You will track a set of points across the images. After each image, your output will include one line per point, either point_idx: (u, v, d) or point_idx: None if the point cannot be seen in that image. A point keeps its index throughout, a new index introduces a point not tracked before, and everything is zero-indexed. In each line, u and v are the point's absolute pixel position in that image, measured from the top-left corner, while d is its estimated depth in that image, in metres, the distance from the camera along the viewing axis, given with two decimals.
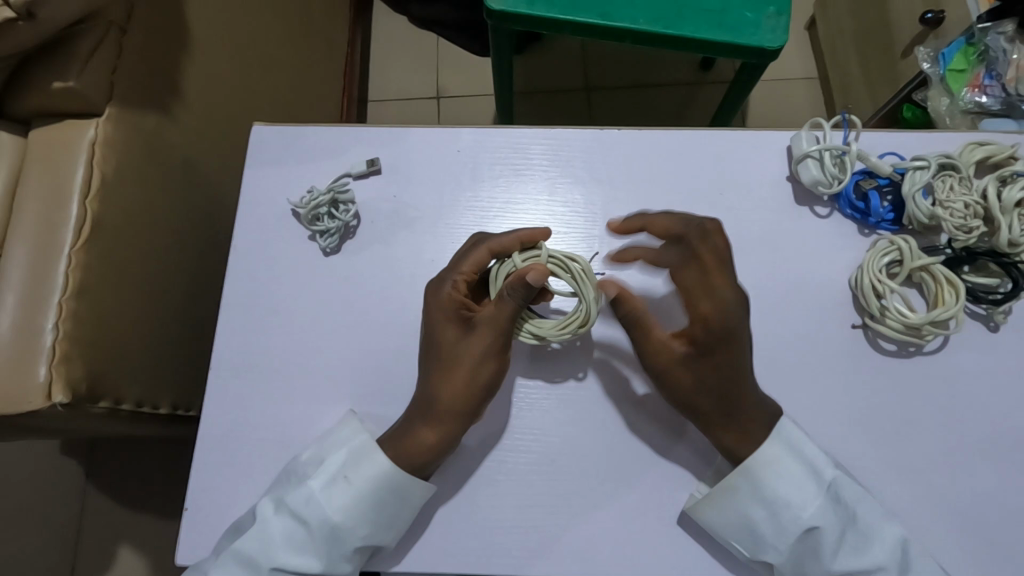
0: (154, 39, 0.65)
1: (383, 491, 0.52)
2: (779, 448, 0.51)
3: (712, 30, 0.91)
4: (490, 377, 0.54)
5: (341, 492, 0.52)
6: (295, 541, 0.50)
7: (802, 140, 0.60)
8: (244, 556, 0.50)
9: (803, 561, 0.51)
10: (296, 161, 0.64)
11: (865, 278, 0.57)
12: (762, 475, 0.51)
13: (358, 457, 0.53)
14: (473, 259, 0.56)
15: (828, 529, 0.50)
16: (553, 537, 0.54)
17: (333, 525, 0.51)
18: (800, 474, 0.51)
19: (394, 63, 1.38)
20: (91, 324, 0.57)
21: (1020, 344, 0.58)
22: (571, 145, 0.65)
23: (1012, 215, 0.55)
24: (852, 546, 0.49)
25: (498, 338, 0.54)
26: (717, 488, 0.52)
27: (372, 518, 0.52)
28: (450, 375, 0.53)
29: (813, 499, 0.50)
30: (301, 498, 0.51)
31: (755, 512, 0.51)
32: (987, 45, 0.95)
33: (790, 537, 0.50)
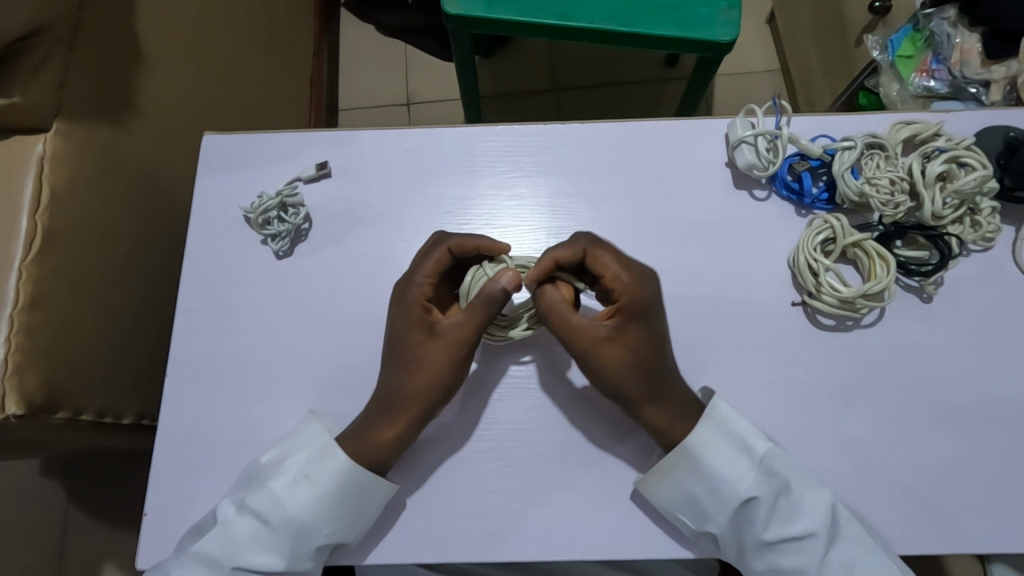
0: (101, 53, 0.66)
1: (345, 490, 0.53)
2: (711, 426, 0.54)
3: (665, 25, 0.93)
4: (454, 375, 0.55)
5: (304, 491, 0.52)
6: (258, 540, 0.51)
7: (737, 126, 0.63)
8: (205, 556, 0.51)
9: (740, 531, 0.53)
10: (248, 167, 0.66)
11: (800, 257, 0.58)
12: (699, 453, 0.53)
13: (320, 456, 0.54)
14: (437, 259, 0.57)
15: (762, 499, 0.51)
16: (509, 522, 0.55)
17: (296, 524, 0.52)
18: (732, 449, 0.53)
19: (362, 71, 1.40)
20: (45, 336, 0.58)
21: (951, 313, 0.60)
22: (517, 141, 0.66)
23: (935, 189, 0.57)
24: (784, 515, 0.51)
25: (461, 342, 0.55)
26: (660, 466, 0.53)
27: (336, 516, 0.53)
28: (413, 371, 0.55)
29: (746, 473, 0.53)
30: (264, 499, 0.52)
31: (695, 486, 0.53)
32: (931, 31, 1.00)
33: (727, 509, 0.52)
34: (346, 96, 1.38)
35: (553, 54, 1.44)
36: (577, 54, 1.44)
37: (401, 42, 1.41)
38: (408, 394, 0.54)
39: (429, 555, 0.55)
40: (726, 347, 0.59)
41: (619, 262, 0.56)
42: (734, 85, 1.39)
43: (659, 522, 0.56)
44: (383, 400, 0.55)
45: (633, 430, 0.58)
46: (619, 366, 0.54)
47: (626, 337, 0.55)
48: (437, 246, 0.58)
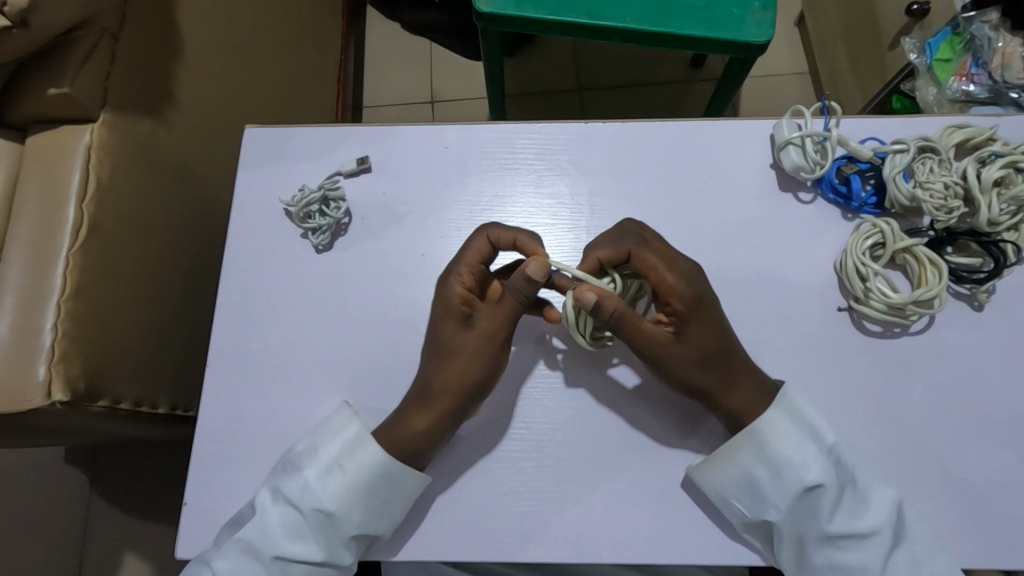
0: (146, 46, 0.67)
1: (375, 481, 0.53)
2: (783, 412, 0.52)
3: (699, 25, 0.92)
4: (488, 366, 0.54)
5: (335, 481, 0.52)
6: (294, 530, 0.52)
7: (783, 127, 0.61)
8: (244, 544, 0.51)
9: (800, 521, 0.51)
10: (287, 161, 0.66)
11: (848, 260, 0.57)
12: (766, 438, 0.52)
13: (352, 447, 0.54)
14: (477, 248, 0.56)
15: (830, 488, 0.50)
16: (547, 523, 0.55)
17: (328, 512, 0.52)
18: (802, 436, 0.52)
19: (387, 68, 1.40)
20: (88, 325, 0.58)
21: (1003, 322, 0.59)
22: (556, 137, 0.66)
23: (992, 194, 0.56)
24: (849, 508, 0.50)
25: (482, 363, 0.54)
26: (721, 449, 0.53)
27: (366, 506, 0.52)
28: (444, 379, 0.54)
29: (816, 459, 0.51)
30: (298, 487, 0.52)
31: (757, 471, 0.52)
32: (972, 34, 0.98)
33: (790, 496, 0.51)
34: (372, 94, 1.39)
35: (579, 54, 1.43)
36: (605, 54, 1.43)
37: (427, 40, 1.41)
38: (467, 396, 0.54)
39: (469, 553, 0.55)
40: (771, 351, 0.58)
41: (666, 265, 0.54)
42: (763, 89, 1.37)
43: (702, 528, 0.55)
44: (422, 386, 0.55)
45: (676, 433, 0.57)
46: (683, 361, 0.53)
47: (693, 332, 0.53)
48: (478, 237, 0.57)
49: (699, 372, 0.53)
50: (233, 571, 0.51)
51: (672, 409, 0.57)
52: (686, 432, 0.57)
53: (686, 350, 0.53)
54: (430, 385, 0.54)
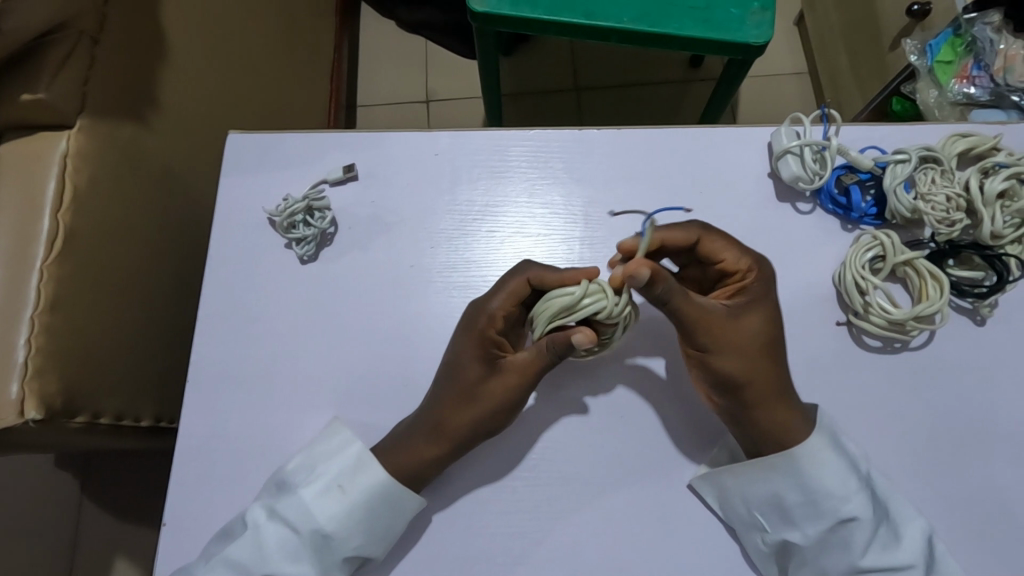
0: (126, 50, 0.65)
1: (377, 504, 0.51)
2: (825, 440, 0.51)
3: (697, 26, 0.91)
4: (490, 416, 0.52)
5: (334, 501, 0.51)
6: (289, 549, 0.49)
7: (781, 136, 0.59)
8: (233, 562, 0.49)
9: (829, 550, 0.50)
10: (272, 168, 0.64)
11: (847, 274, 0.56)
12: (807, 465, 0.50)
13: (354, 466, 0.52)
14: (512, 288, 0.54)
15: (867, 522, 0.49)
16: (538, 543, 0.53)
17: (325, 535, 0.50)
18: (843, 466, 0.50)
19: (381, 67, 1.38)
20: (64, 338, 0.56)
21: (1007, 336, 0.57)
22: (549, 144, 0.64)
23: (995, 207, 0.54)
24: (883, 543, 0.49)
25: (488, 414, 0.52)
26: (754, 465, 0.51)
27: (366, 529, 0.51)
28: (462, 412, 0.52)
29: (857, 491, 0.50)
30: (292, 507, 0.50)
31: (789, 494, 0.51)
32: (973, 36, 0.96)
33: (824, 524, 0.50)
34: (366, 93, 1.37)
35: (576, 53, 1.42)
36: (603, 53, 1.41)
37: (422, 38, 1.39)
38: (456, 406, 0.52)
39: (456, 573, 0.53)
40: None
41: (728, 250, 0.54)
42: (762, 89, 1.36)
43: (694, 546, 0.53)
44: (466, 405, 0.52)
45: (669, 448, 0.55)
46: (744, 345, 0.51)
47: (747, 319, 0.52)
48: (516, 275, 0.54)
49: (755, 359, 0.51)
50: None
51: (667, 424, 0.56)
52: (679, 447, 0.55)
53: (740, 336, 0.51)
54: (431, 410, 0.53)
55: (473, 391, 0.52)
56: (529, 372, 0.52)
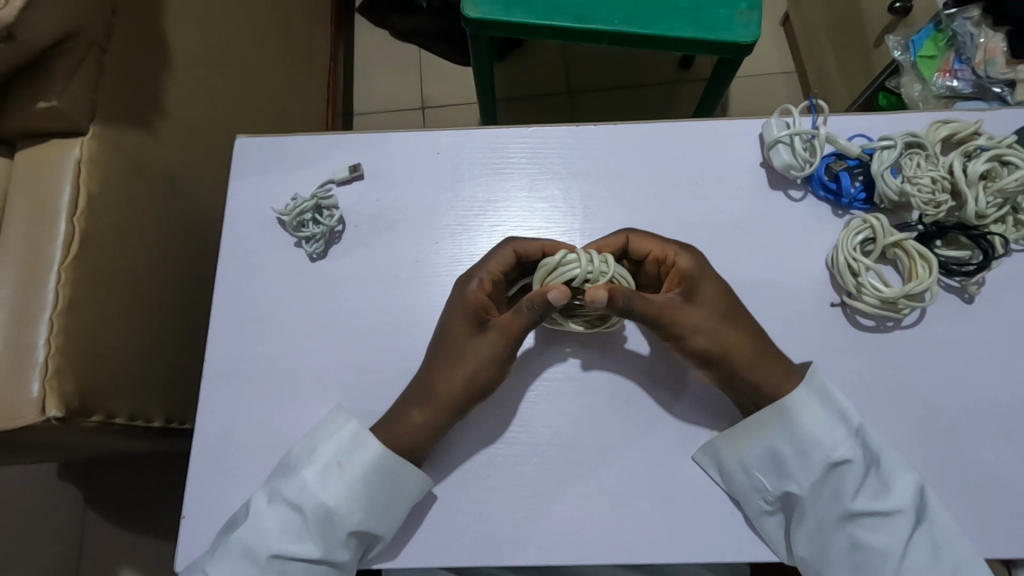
0: (134, 59, 0.66)
1: (376, 479, 0.54)
2: (812, 392, 0.54)
3: (687, 27, 0.93)
4: (472, 385, 0.54)
5: (335, 479, 0.53)
6: (291, 530, 0.52)
7: (771, 126, 0.62)
8: (243, 547, 0.51)
9: (824, 499, 0.53)
10: (279, 170, 0.66)
11: (840, 256, 0.58)
12: (796, 416, 0.54)
13: (351, 446, 0.54)
14: (500, 256, 0.57)
15: (856, 467, 0.52)
16: (547, 527, 0.55)
17: (331, 512, 0.52)
18: (831, 418, 0.54)
19: (377, 75, 1.40)
20: (81, 339, 0.58)
21: (994, 314, 0.59)
22: (547, 141, 0.66)
23: (978, 188, 0.56)
24: (873, 489, 0.52)
25: (466, 378, 0.54)
26: (749, 424, 0.55)
27: (365, 505, 0.53)
28: (436, 376, 0.55)
29: (844, 439, 0.53)
30: (296, 488, 0.53)
31: (784, 446, 0.54)
32: (954, 31, 1.00)
33: (816, 474, 0.53)
34: (363, 100, 1.39)
35: (571, 57, 1.45)
36: (594, 56, 1.44)
37: (418, 46, 1.41)
38: (436, 374, 0.55)
39: (469, 559, 0.54)
40: None
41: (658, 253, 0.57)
42: (752, 88, 1.39)
43: (700, 526, 0.55)
44: (426, 383, 0.55)
45: (675, 431, 0.57)
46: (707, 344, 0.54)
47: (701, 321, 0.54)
48: (503, 244, 0.58)
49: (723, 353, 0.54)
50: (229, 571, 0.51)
51: (670, 408, 0.58)
52: (683, 430, 0.57)
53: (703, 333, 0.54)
54: (422, 378, 0.56)
55: (462, 360, 0.55)
56: (511, 334, 0.54)
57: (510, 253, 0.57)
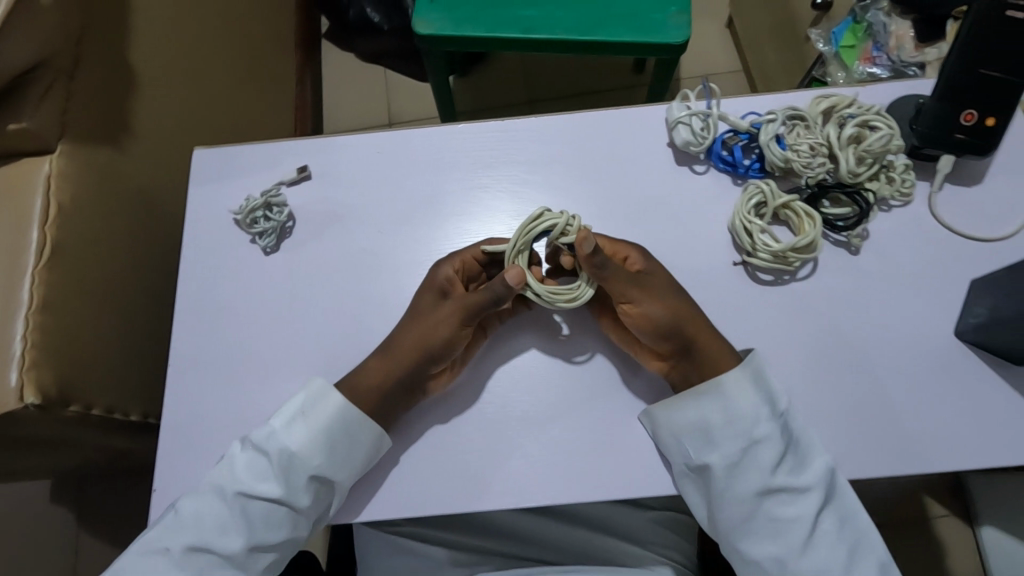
0: (99, 83, 0.73)
1: (336, 426, 0.60)
2: (746, 376, 0.59)
3: (625, 32, 1.01)
4: (427, 349, 0.60)
5: (301, 427, 0.59)
6: (256, 472, 0.58)
7: (673, 109, 0.69)
8: (214, 485, 0.58)
9: (743, 471, 0.58)
10: (235, 176, 0.72)
11: (736, 220, 0.65)
12: (727, 394, 0.59)
13: (316, 398, 0.60)
14: (470, 244, 0.64)
15: (777, 445, 0.57)
16: (484, 478, 0.60)
17: (295, 455, 0.59)
18: (760, 399, 0.58)
19: (347, 96, 1.48)
20: (57, 335, 0.64)
21: (882, 264, 0.65)
22: (476, 135, 0.73)
23: (849, 150, 0.63)
24: (790, 467, 0.57)
25: (423, 339, 0.61)
26: (683, 394, 0.60)
27: (326, 450, 0.59)
28: (400, 336, 0.62)
29: (769, 419, 0.57)
30: (265, 435, 0.59)
31: (714, 419, 0.59)
32: (870, 21, 1.10)
33: (739, 446, 0.58)
34: (332, 119, 1.47)
35: (528, 68, 1.53)
36: (549, 66, 1.53)
37: (383, 67, 1.49)
38: (403, 333, 0.62)
39: (424, 513, 0.60)
40: None
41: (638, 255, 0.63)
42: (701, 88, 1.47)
43: (633, 471, 0.60)
44: (390, 343, 0.62)
45: (602, 386, 0.63)
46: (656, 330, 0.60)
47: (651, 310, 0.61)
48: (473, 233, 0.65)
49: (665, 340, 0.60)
50: (199, 506, 0.57)
51: (592, 365, 0.64)
52: (611, 386, 0.63)
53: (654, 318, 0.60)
54: (390, 338, 0.63)
55: (423, 322, 0.62)
56: (467, 309, 0.60)
57: (477, 240, 0.63)
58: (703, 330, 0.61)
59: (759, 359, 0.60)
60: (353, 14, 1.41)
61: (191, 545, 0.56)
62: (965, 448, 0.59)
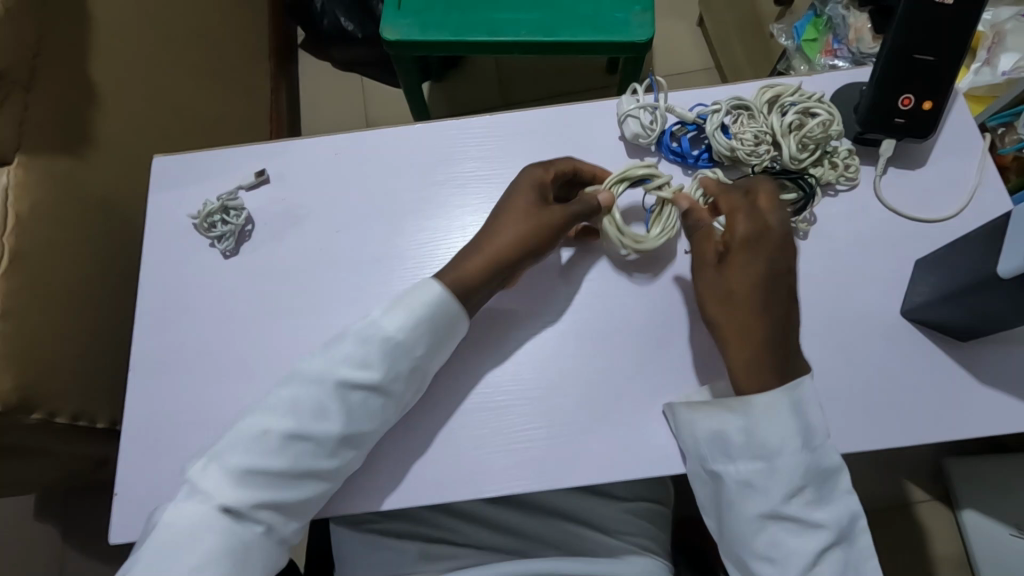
0: (58, 95, 0.74)
1: (434, 320, 0.60)
2: (787, 402, 0.56)
3: (589, 31, 1.03)
4: (513, 244, 0.62)
5: (397, 320, 0.59)
6: (355, 359, 0.58)
7: (623, 102, 0.70)
8: (302, 372, 0.58)
9: (755, 493, 0.55)
10: (194, 181, 0.73)
11: (685, 208, 0.65)
12: (759, 412, 0.56)
13: (417, 290, 0.61)
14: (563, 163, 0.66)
15: (798, 476, 0.54)
16: (442, 470, 0.61)
17: (393, 341, 0.58)
18: (793, 426, 0.55)
19: (326, 104, 1.49)
20: (18, 342, 0.65)
21: (829, 248, 0.67)
22: (431, 132, 0.74)
23: (790, 137, 0.65)
24: (807, 500, 0.54)
25: (510, 237, 0.62)
26: (716, 403, 0.58)
27: (422, 343, 0.59)
28: (491, 234, 0.63)
29: (796, 450, 0.55)
30: (365, 325, 0.59)
31: (736, 434, 0.57)
32: (829, 15, 1.13)
33: (756, 466, 0.55)
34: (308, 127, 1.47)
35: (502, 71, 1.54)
36: (522, 68, 1.55)
37: (360, 74, 1.50)
38: (500, 229, 0.63)
39: (385, 507, 0.61)
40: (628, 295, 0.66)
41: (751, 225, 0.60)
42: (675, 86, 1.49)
43: (590, 459, 0.61)
44: (484, 236, 0.63)
45: (558, 377, 0.64)
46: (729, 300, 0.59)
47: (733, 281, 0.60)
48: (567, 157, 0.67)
49: (731, 312, 0.59)
50: (289, 391, 0.57)
51: (548, 356, 0.65)
52: (567, 375, 0.64)
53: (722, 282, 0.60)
54: (490, 234, 0.63)
55: (522, 219, 0.63)
56: (558, 219, 0.63)
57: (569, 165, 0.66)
58: (784, 314, 0.59)
59: (807, 388, 0.57)
60: (327, 24, 1.41)
61: (287, 431, 0.56)
62: (914, 425, 0.60)
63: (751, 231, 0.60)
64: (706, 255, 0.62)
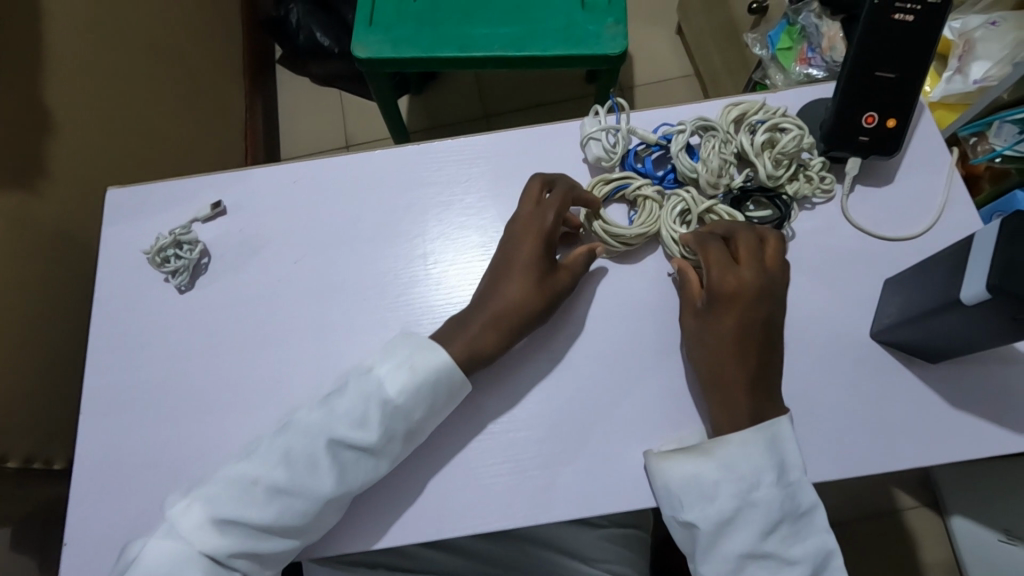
0: (8, 129, 0.72)
1: (440, 382, 0.57)
2: (763, 440, 0.55)
3: (560, 45, 1.02)
4: (524, 303, 0.60)
5: (403, 378, 0.57)
6: (355, 418, 0.55)
7: (586, 124, 0.69)
8: (302, 425, 0.56)
9: (731, 534, 0.53)
10: (148, 215, 0.71)
11: (663, 230, 0.64)
12: (732, 451, 0.55)
13: (424, 350, 0.58)
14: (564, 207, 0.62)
15: (774, 514, 0.52)
16: (406, 509, 0.59)
17: (392, 404, 0.56)
18: (766, 463, 0.54)
19: (304, 121, 1.46)
20: None
21: (798, 269, 0.65)
22: (390, 158, 0.72)
23: (764, 155, 0.64)
24: (784, 537, 0.52)
25: (523, 296, 0.60)
26: (686, 449, 0.56)
27: (426, 401, 0.57)
28: (499, 291, 0.60)
29: (771, 488, 0.53)
30: (370, 382, 0.57)
31: (710, 476, 0.54)
32: (803, 24, 1.11)
33: (733, 507, 0.53)
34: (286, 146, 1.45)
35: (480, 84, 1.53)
36: (499, 81, 1.53)
37: (338, 89, 1.48)
38: (507, 288, 0.60)
39: (344, 550, 0.59)
40: (595, 322, 0.64)
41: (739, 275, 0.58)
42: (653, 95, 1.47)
43: (558, 495, 0.59)
44: (490, 293, 0.61)
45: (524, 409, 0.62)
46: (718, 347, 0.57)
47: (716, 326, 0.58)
48: (568, 197, 0.63)
49: (729, 361, 0.57)
50: (284, 444, 0.55)
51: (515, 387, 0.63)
52: (534, 407, 0.62)
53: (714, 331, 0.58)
54: (493, 293, 0.61)
55: (528, 277, 0.60)
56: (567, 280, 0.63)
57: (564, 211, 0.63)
58: (765, 363, 0.57)
59: (784, 427, 0.56)
60: (302, 39, 1.40)
61: (277, 485, 0.53)
62: (889, 450, 0.59)
63: (755, 282, 0.58)
64: (694, 299, 0.60)
